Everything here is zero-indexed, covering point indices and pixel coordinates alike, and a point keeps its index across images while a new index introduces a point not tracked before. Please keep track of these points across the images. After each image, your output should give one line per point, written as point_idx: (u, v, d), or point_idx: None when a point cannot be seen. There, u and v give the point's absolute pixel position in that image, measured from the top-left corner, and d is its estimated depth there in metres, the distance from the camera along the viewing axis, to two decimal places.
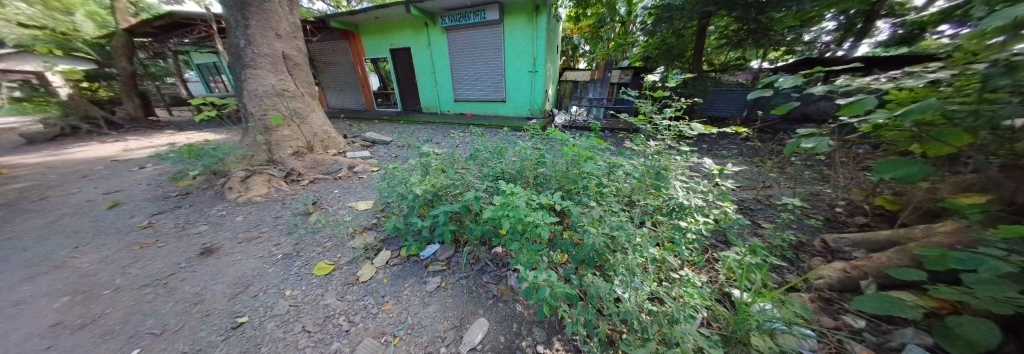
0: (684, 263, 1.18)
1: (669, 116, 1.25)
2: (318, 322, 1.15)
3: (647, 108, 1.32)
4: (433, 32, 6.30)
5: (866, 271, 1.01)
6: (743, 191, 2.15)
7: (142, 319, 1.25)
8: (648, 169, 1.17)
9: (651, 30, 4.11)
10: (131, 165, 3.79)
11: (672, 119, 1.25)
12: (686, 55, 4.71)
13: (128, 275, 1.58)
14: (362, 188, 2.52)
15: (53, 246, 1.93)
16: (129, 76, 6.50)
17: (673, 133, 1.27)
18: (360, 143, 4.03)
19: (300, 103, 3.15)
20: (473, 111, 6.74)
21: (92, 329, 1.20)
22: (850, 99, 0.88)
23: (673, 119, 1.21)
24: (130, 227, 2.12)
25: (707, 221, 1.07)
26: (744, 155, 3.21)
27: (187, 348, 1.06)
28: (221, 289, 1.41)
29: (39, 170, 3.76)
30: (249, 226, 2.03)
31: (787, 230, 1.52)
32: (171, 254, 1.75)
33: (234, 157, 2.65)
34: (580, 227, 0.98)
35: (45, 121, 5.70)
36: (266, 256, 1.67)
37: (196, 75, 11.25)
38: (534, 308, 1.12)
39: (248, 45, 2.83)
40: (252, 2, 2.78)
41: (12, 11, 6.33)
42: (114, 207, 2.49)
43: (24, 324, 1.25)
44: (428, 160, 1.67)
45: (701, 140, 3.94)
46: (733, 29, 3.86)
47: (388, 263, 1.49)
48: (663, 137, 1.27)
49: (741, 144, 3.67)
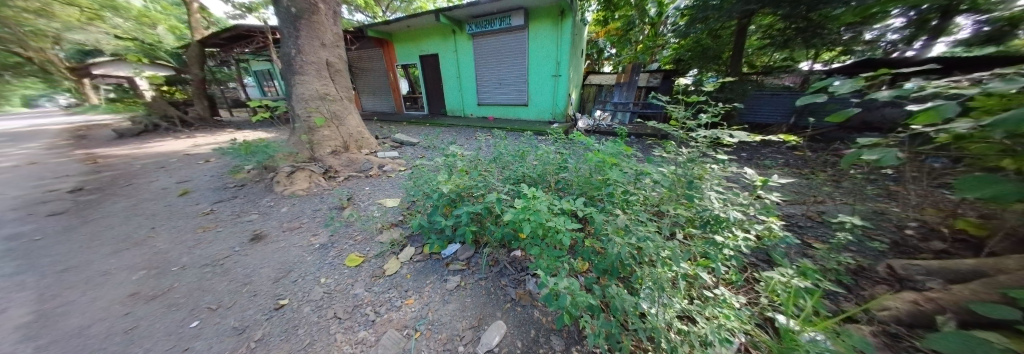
0: (719, 281, 1.10)
1: (705, 122, 1.13)
2: (348, 310, 1.23)
3: (677, 113, 1.22)
4: (460, 38, 6.55)
5: (944, 305, 0.87)
6: (790, 205, 1.97)
7: (202, 294, 1.42)
8: (679, 178, 1.06)
9: (684, 31, 3.95)
10: (197, 158, 4.34)
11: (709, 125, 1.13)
12: (723, 57, 4.41)
13: (192, 255, 1.80)
14: (391, 186, 2.67)
15: (135, 226, 2.26)
16: (200, 80, 7.46)
17: (710, 140, 1.15)
18: (389, 143, 4.27)
19: (339, 106, 3.40)
20: (496, 115, 6.84)
21: (163, 301, 1.39)
22: (925, 105, 0.75)
23: (709, 124, 1.10)
24: (196, 213, 2.42)
25: (746, 237, 0.98)
26: (789, 166, 2.95)
27: (238, 325, 1.21)
28: (267, 273, 1.56)
29: (128, 160, 4.44)
30: (292, 217, 2.22)
31: (843, 252, 1.36)
32: (227, 238, 1.98)
33: (282, 155, 2.94)
34: (603, 236, 0.96)
35: (133, 119, 6.72)
36: (306, 246, 1.81)
37: (253, 80, 12.63)
38: (553, 316, 1.11)
39: (298, 55, 3.14)
40: (304, 15, 3.08)
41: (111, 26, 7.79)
42: (183, 195, 2.86)
43: (114, 292, 1.48)
44: (452, 160, 1.73)
45: (739, 148, 3.69)
46: (778, 27, 3.58)
47: (411, 258, 1.55)
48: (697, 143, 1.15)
49: (786, 155, 3.37)
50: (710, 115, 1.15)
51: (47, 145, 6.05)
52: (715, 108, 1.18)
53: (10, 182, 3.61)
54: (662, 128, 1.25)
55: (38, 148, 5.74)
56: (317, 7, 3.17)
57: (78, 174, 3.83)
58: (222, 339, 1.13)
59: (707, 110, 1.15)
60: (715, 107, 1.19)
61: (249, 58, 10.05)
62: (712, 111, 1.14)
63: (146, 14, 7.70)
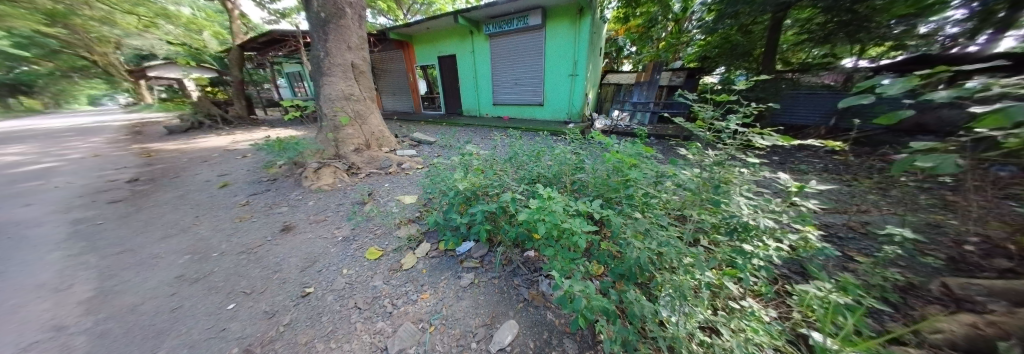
0: (746, 291, 1.04)
1: (736, 122, 1.04)
2: (367, 301, 1.29)
3: (704, 113, 1.15)
4: (477, 39, 6.64)
5: (1010, 331, 0.75)
6: (829, 214, 1.83)
7: (238, 279, 1.55)
8: (705, 181, 1.00)
9: (712, 27, 3.78)
10: (236, 154, 4.71)
11: (739, 125, 1.04)
12: (754, 54, 4.17)
13: (230, 242, 1.96)
14: (409, 184, 2.75)
15: (182, 214, 2.50)
16: (239, 82, 8.09)
17: (741, 142, 1.06)
18: (407, 142, 4.41)
19: (362, 105, 3.56)
20: (510, 115, 6.86)
21: (205, 284, 1.53)
22: (993, 107, 0.65)
23: (739, 125, 1.01)
24: (234, 204, 2.64)
25: (778, 247, 0.91)
26: (828, 172, 2.72)
27: (270, 309, 1.31)
28: (295, 262, 1.67)
29: (177, 155, 4.89)
30: (318, 210, 2.36)
31: (889, 267, 1.23)
32: (261, 228, 2.14)
33: (311, 151, 3.14)
34: (621, 239, 0.93)
35: (182, 117, 7.41)
36: (330, 237, 1.91)
37: (285, 82, 13.53)
38: (567, 319, 1.09)
39: (326, 57, 3.32)
40: (333, 20, 3.26)
41: (165, 32, 8.62)
42: (223, 187, 3.12)
43: (164, 274, 1.65)
44: (468, 160, 1.76)
45: (771, 151, 3.45)
46: (818, 22, 3.35)
47: (427, 254, 1.59)
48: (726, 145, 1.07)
49: (825, 159, 3.11)
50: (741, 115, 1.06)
51: (111, 140, 6.80)
52: (747, 107, 1.09)
53: (81, 172, 4.09)
54: (687, 129, 1.18)
55: (104, 142, 6.47)
56: (344, 12, 3.33)
57: (137, 166, 4.28)
58: (255, 321, 1.24)
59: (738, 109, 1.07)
60: (746, 108, 1.10)
61: (282, 61, 10.76)
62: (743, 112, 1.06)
63: (195, 22, 8.45)
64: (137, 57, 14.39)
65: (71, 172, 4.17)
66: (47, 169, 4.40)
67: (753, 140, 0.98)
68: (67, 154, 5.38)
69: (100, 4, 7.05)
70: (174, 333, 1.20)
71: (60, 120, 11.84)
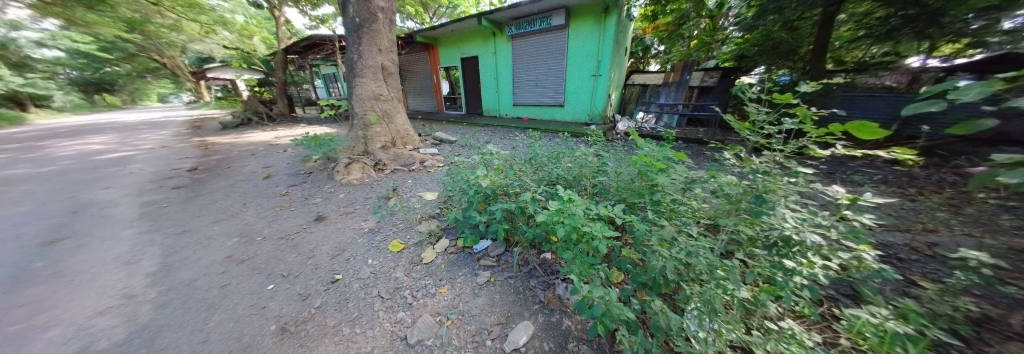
0: (785, 312, 0.95)
1: (795, 125, 0.90)
2: (389, 291, 1.35)
3: (757, 113, 1.01)
4: (500, 40, 6.72)
5: None
6: (887, 233, 1.62)
7: (277, 262, 1.70)
8: (743, 190, 0.92)
9: (751, 24, 3.53)
10: (278, 148, 5.16)
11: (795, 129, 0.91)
12: (801, 52, 3.84)
13: (272, 228, 2.16)
14: (430, 181, 2.84)
15: (232, 201, 2.80)
16: (282, 83, 8.85)
17: (794, 149, 0.93)
18: (430, 140, 4.57)
19: (390, 105, 3.74)
20: (530, 116, 6.84)
21: (249, 265, 1.70)
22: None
23: (794, 129, 0.89)
24: (275, 194, 2.89)
25: (826, 265, 0.83)
26: (887, 184, 2.40)
27: (304, 291, 1.42)
28: (326, 249, 1.80)
29: (229, 148, 5.46)
30: (348, 202, 2.52)
31: (965, 296, 1.06)
32: (297, 217, 2.33)
33: (343, 148, 3.36)
34: (645, 247, 0.90)
35: (235, 114, 8.28)
36: (358, 228, 2.04)
37: (322, 83, 14.61)
38: (585, 326, 1.07)
39: (360, 59, 3.54)
40: (366, 24, 3.46)
41: (222, 38, 9.64)
42: (266, 178, 3.43)
43: (217, 253, 1.85)
44: (489, 159, 1.78)
45: (818, 159, 3.12)
46: (878, 16, 3.04)
47: (446, 250, 1.63)
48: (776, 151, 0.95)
49: (883, 171, 2.76)
50: (800, 119, 0.93)
51: (176, 133, 7.73)
52: (808, 109, 0.94)
53: (153, 161, 4.70)
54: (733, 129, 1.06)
55: (170, 135, 7.37)
56: (377, 17, 3.52)
57: (197, 157, 4.82)
58: (291, 302, 1.35)
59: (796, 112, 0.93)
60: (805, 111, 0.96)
61: (320, 64, 11.62)
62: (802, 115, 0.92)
63: (247, 28, 9.39)
64: (198, 60, 16.18)
65: (145, 160, 4.79)
66: (126, 157, 5.09)
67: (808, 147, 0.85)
68: (142, 145, 6.20)
69: (171, 13, 8.03)
70: (225, 307, 1.36)
71: (138, 115, 13.68)
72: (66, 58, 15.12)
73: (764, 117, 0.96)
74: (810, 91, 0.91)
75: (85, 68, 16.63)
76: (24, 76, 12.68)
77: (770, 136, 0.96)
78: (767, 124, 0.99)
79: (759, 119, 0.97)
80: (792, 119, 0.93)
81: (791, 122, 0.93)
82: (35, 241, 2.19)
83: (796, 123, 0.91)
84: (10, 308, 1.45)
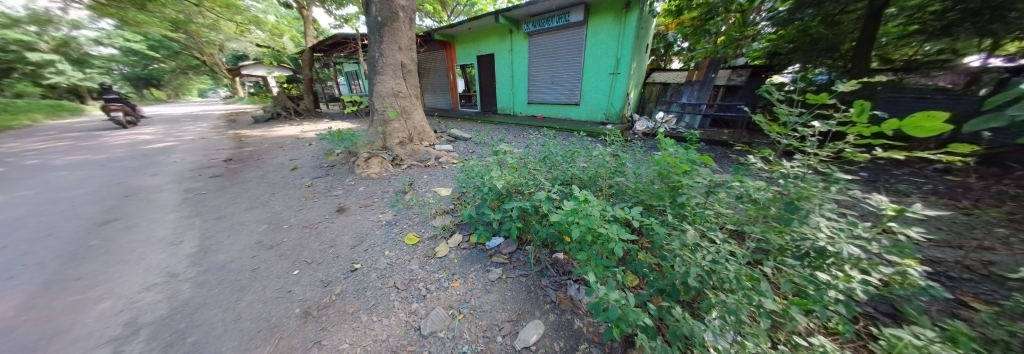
0: (816, 328, 0.89)
1: (834, 126, 0.82)
2: (405, 282, 1.40)
3: (789, 114, 0.94)
4: (516, 37, 6.69)
5: None
6: (935, 248, 1.47)
7: (302, 250, 1.81)
8: (774, 196, 0.86)
9: (787, 18, 3.30)
10: (303, 141, 5.45)
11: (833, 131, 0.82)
12: (844, 48, 3.54)
13: (298, 217, 2.30)
14: (445, 177, 2.90)
15: (262, 190, 2.99)
16: (308, 80, 9.32)
17: (831, 153, 0.85)
18: (445, 137, 4.65)
19: (408, 102, 3.83)
20: (544, 114, 6.77)
21: (277, 251, 1.82)
22: None
23: (832, 130, 0.80)
24: (300, 185, 3.06)
25: (865, 280, 0.76)
26: (939, 195, 2.17)
27: (326, 278, 1.50)
28: (347, 239, 1.89)
29: (261, 140, 5.83)
30: (367, 195, 2.62)
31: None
32: (321, 207, 2.46)
33: (363, 143, 3.50)
34: (663, 251, 0.87)
35: (266, 109, 8.82)
36: (376, 221, 2.12)
37: (344, 80, 15.23)
38: (597, 328, 1.06)
39: (381, 57, 3.65)
40: (388, 23, 3.55)
41: (255, 37, 10.25)
42: (293, 170, 3.63)
43: (249, 239, 2.00)
44: (504, 157, 1.79)
45: (857, 165, 2.88)
46: (933, 10, 2.72)
47: (459, 245, 1.66)
48: (809, 156, 0.87)
49: (935, 180, 2.50)
50: (838, 120, 0.85)
51: (213, 126, 8.34)
52: (846, 110, 0.86)
53: (194, 151, 5.11)
54: (764, 131, 0.99)
55: (208, 128, 7.96)
56: (397, 15, 3.59)
57: (231, 149, 5.18)
58: (314, 287, 1.44)
59: (833, 113, 0.86)
60: (844, 112, 0.88)
61: (343, 62, 12.11)
62: (840, 116, 0.84)
63: (278, 27, 9.92)
64: (235, 58, 17.38)
65: (186, 151, 5.22)
66: (170, 147, 5.55)
67: (846, 150, 0.77)
68: (183, 136, 6.75)
69: (210, 14, 8.63)
70: (255, 289, 1.46)
71: (182, 109, 14.91)
72: (121, 55, 16.63)
73: (797, 118, 0.88)
74: (848, 90, 0.83)
75: (136, 65, 18.24)
76: (86, 72, 14.07)
77: (804, 140, 0.89)
78: (801, 125, 0.92)
79: (791, 120, 0.90)
80: (829, 121, 0.85)
81: (828, 124, 0.86)
82: (95, 220, 2.45)
83: (832, 125, 0.84)
84: (74, 279, 1.64)
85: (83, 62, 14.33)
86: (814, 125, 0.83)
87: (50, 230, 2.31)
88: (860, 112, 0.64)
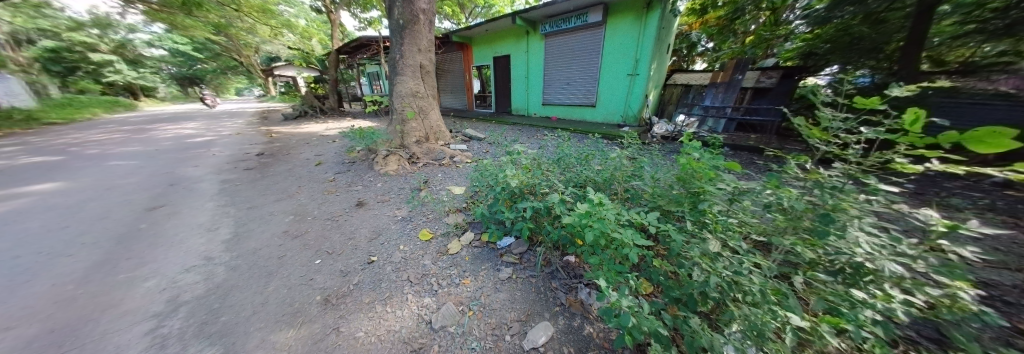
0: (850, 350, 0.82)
1: (884, 132, 0.75)
2: (417, 277, 1.44)
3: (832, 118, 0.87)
4: (533, 38, 6.70)
5: None
6: (995, 271, 1.31)
7: (324, 240, 1.92)
8: (810, 207, 0.80)
9: (824, 16, 3.10)
10: (327, 138, 5.76)
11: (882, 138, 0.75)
12: (889, 49, 3.27)
13: (321, 209, 2.43)
14: (459, 176, 2.95)
15: (289, 183, 3.19)
16: (333, 80, 9.82)
17: (878, 163, 0.78)
18: (460, 137, 4.73)
19: (426, 102, 3.94)
20: (559, 116, 6.71)
21: (302, 240, 1.94)
22: None
23: (882, 137, 0.73)
24: (323, 179, 3.23)
25: (906, 301, 0.70)
26: (1001, 211, 1.93)
27: (344, 269, 1.58)
28: (365, 232, 1.97)
29: (289, 136, 6.21)
30: (384, 191, 2.73)
31: None
32: (343, 201, 2.59)
33: (383, 141, 3.66)
34: (680, 258, 0.84)
35: (295, 107, 9.40)
36: (392, 216, 2.20)
37: (367, 80, 15.89)
38: (608, 334, 1.04)
39: (401, 59, 3.78)
40: (409, 26, 3.68)
41: (287, 39, 10.94)
42: (318, 165, 3.84)
43: (277, 228, 2.14)
44: (517, 157, 1.79)
45: (901, 176, 2.63)
46: (993, 7, 2.44)
47: (471, 243, 1.68)
48: (853, 164, 0.80)
49: (997, 194, 2.22)
50: (887, 127, 0.78)
51: (248, 122, 9.00)
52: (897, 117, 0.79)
53: (230, 145, 5.54)
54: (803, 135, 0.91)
55: (242, 124, 8.59)
56: (418, 18, 3.71)
57: (263, 144, 5.57)
58: (333, 277, 1.51)
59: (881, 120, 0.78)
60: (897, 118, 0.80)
61: (366, 63, 12.65)
62: (890, 123, 0.76)
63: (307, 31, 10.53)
64: (269, 59, 18.69)
65: (224, 145, 5.67)
66: (210, 141, 6.05)
67: (894, 160, 0.71)
68: (221, 131, 7.32)
69: (248, 18, 9.31)
70: (281, 275, 1.56)
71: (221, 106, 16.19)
72: (170, 56, 18.29)
73: (841, 123, 0.81)
74: (903, 95, 0.76)
75: (183, 65, 20.00)
76: (140, 71, 15.56)
77: (847, 147, 0.82)
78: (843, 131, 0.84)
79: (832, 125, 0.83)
80: (876, 127, 0.78)
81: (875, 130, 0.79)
82: (146, 206, 2.72)
83: (881, 132, 0.76)
84: (125, 259, 1.82)
85: (137, 62, 15.88)
86: (860, 131, 0.76)
87: (107, 213, 2.58)
88: (916, 118, 0.58)
